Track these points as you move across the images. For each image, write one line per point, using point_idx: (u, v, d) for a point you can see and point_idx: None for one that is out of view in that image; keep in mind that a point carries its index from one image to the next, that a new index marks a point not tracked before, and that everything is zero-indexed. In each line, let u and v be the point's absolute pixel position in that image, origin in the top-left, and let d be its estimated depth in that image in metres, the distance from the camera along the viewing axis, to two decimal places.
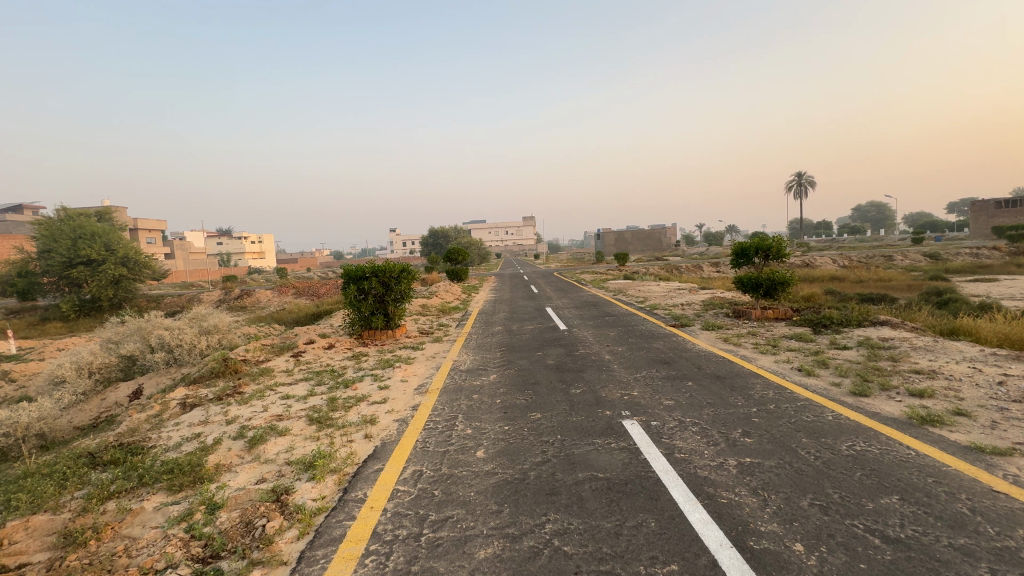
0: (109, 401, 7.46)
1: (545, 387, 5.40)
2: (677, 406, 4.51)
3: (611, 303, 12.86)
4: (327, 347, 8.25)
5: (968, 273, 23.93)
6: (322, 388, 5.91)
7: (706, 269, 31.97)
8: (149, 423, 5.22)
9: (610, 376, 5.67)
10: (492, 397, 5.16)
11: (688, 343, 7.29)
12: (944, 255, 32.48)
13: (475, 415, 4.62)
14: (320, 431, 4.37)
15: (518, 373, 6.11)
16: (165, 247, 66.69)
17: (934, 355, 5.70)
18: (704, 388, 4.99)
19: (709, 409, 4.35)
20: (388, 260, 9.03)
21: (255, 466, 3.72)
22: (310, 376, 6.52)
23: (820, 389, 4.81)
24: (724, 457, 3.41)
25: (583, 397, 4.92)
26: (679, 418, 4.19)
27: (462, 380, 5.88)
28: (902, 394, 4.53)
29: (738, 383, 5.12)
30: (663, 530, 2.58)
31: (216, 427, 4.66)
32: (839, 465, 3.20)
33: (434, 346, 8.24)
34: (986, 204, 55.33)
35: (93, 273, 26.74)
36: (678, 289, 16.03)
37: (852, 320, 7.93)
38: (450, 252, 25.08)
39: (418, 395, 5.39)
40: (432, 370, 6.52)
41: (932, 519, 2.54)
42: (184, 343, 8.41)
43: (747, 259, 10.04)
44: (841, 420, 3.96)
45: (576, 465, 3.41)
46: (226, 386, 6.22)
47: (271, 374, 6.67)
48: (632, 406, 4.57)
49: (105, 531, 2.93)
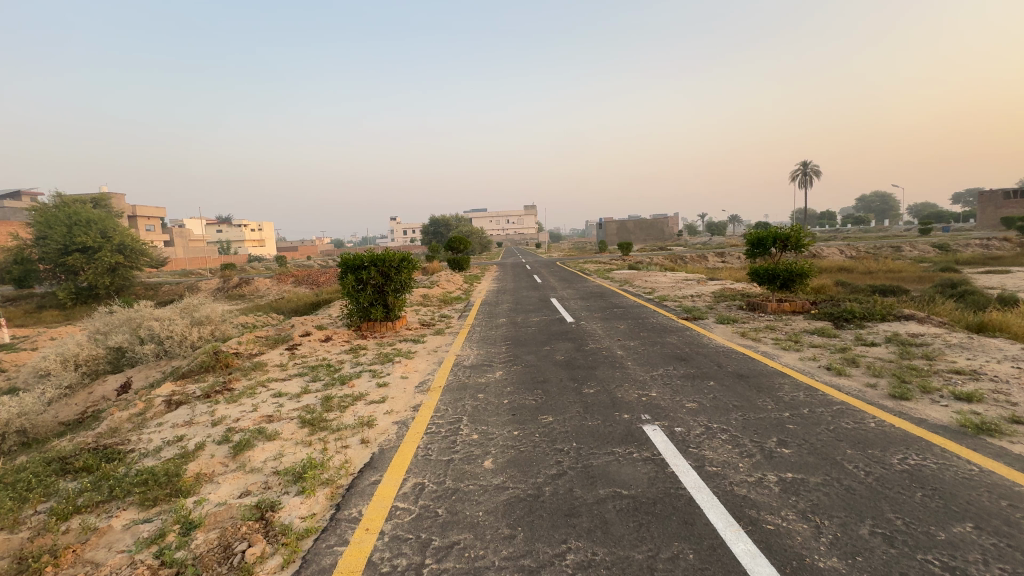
0: (97, 395, 7.13)
1: (556, 386, 5.03)
2: (700, 409, 4.15)
3: (618, 294, 12.44)
4: (323, 339, 7.88)
5: (979, 265, 23.39)
6: (317, 385, 5.54)
7: (711, 260, 31.54)
8: (131, 423, 4.87)
9: (624, 374, 5.29)
10: (498, 397, 4.80)
11: (703, 337, 6.92)
12: (953, 247, 31.95)
13: (482, 418, 4.25)
14: (313, 435, 4.01)
15: (526, 370, 5.74)
16: (164, 235, 66.14)
17: (972, 354, 5.31)
18: (728, 389, 4.61)
19: (737, 414, 3.99)
20: (387, 249, 8.70)
21: (239, 477, 3.36)
22: (305, 371, 6.17)
23: (856, 392, 4.42)
24: (762, 471, 3.04)
25: (597, 398, 4.56)
26: (704, 423, 3.83)
27: (466, 378, 5.51)
28: (947, 397, 4.15)
29: (764, 383, 4.74)
30: (705, 565, 2.21)
31: (201, 429, 4.30)
32: (894, 483, 2.84)
33: (435, 340, 7.85)
34: (995, 194, 54.55)
35: (89, 260, 26.27)
36: (686, 279, 15.54)
37: (875, 315, 7.53)
38: (451, 241, 24.49)
39: (419, 394, 5.02)
40: (434, 366, 6.15)
41: (1020, 555, 2.16)
42: (174, 334, 8.05)
43: (763, 249, 9.59)
44: (885, 428, 3.59)
45: (596, 480, 3.05)
46: (216, 382, 5.86)
47: (264, 369, 6.31)
48: (651, 409, 4.20)
49: (64, 556, 2.57)
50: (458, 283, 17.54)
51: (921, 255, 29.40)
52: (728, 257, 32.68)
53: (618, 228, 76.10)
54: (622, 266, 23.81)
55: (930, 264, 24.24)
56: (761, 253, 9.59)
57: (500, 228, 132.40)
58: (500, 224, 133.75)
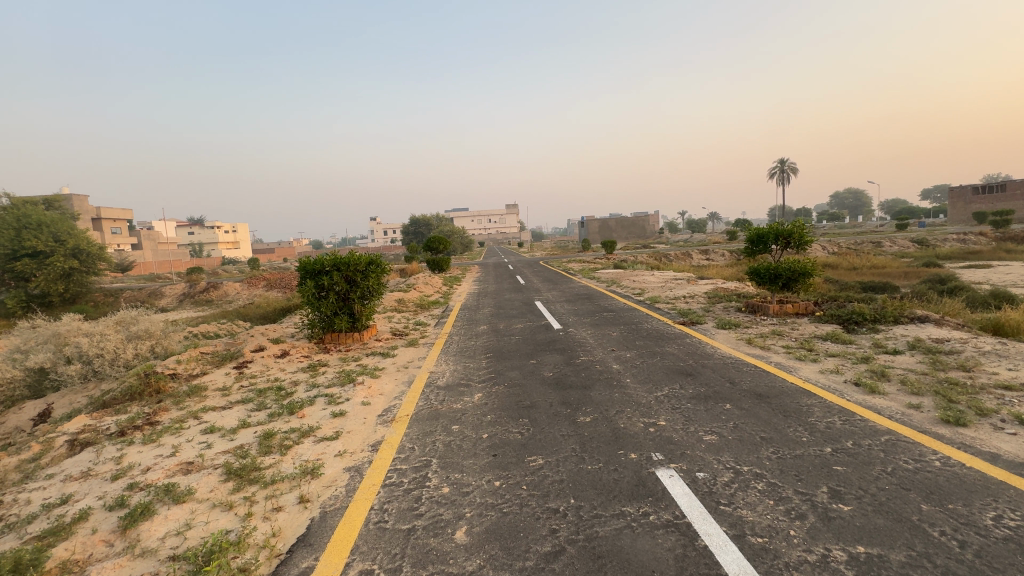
0: (8, 426, 6.05)
1: (544, 413, 4.22)
2: (722, 444, 3.40)
3: (606, 296, 11.71)
4: (279, 355, 6.92)
5: (959, 260, 23.44)
6: (260, 416, 4.63)
7: (696, 258, 31.26)
8: (19, 473, 3.89)
9: (623, 395, 4.53)
10: (477, 429, 3.98)
11: (706, 346, 6.23)
12: (929, 241, 32.34)
13: (454, 462, 3.42)
14: (236, 494, 3.13)
15: (510, 391, 4.92)
16: (131, 238, 63.34)
17: (1012, 363, 4.70)
18: (750, 414, 3.88)
19: (768, 451, 3.25)
20: (353, 251, 7.82)
21: (120, 566, 2.46)
22: (251, 396, 5.25)
23: (900, 416, 3.73)
24: (822, 543, 2.30)
25: (596, 430, 3.77)
26: (732, 466, 3.08)
27: (439, 403, 4.67)
28: (1012, 423, 3.48)
29: (790, 405, 4.02)
30: None
31: (95, 486, 3.36)
32: (1005, 561, 2.10)
33: (407, 353, 6.98)
34: (964, 190, 55.90)
35: (41, 266, 24.51)
36: (675, 279, 14.89)
37: (887, 317, 6.94)
38: (431, 241, 23.43)
39: (381, 428, 4.15)
40: (402, 388, 5.29)
41: None
42: (105, 353, 6.99)
43: (762, 246, 8.95)
44: (958, 471, 2.86)
45: (604, 563, 2.25)
46: (139, 413, 4.89)
47: (201, 395, 5.36)
48: (662, 444, 3.45)
49: None
50: (436, 286, 16.57)
51: (902, 250, 29.54)
52: (712, 255, 32.39)
53: (600, 226, 75.83)
54: (607, 265, 23.20)
55: (912, 259, 24.38)
56: (760, 251, 8.95)
57: (482, 228, 131.22)
58: (483, 223, 132.46)
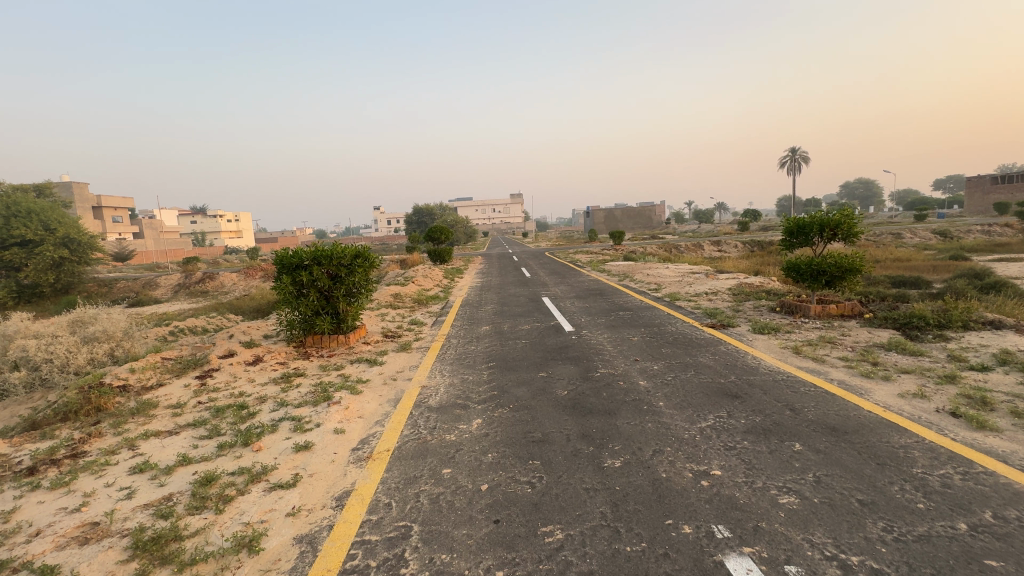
0: None
1: (560, 452, 3.30)
2: (809, 513, 2.47)
3: (620, 292, 10.73)
4: (250, 362, 6.03)
5: (988, 254, 22.18)
6: (207, 448, 3.73)
7: (706, 249, 30.23)
8: None
9: (657, 426, 3.62)
10: (475, 477, 3.06)
11: (747, 357, 5.28)
12: (952, 233, 31.04)
13: (442, 534, 2.51)
14: None
15: (516, 417, 3.98)
16: (132, 226, 62.72)
17: None
18: (832, 462, 2.96)
19: (876, 527, 2.33)
20: (337, 243, 6.93)
21: None
22: (205, 418, 4.36)
23: None
24: None
25: (631, 482, 2.85)
26: (835, 557, 2.15)
27: (429, 434, 3.76)
28: None
29: (880, 449, 3.09)
30: None
31: None
32: None
33: (398, 360, 6.06)
34: (982, 180, 54.17)
35: (30, 255, 23.74)
36: (692, 273, 13.88)
37: (955, 322, 5.94)
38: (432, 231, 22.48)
39: (352, 471, 3.25)
40: (387, 409, 4.38)
41: None
42: (54, 358, 6.11)
43: (802, 239, 7.91)
44: None
45: None
46: (65, 440, 4.01)
47: (148, 416, 4.48)
48: (724, 511, 2.52)
49: None
50: (436, 279, 15.62)
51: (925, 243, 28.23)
52: (723, 245, 31.28)
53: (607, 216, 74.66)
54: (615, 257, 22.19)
55: (937, 252, 23.06)
56: (799, 244, 7.92)
57: (486, 218, 129.96)
58: (487, 212, 130.87)
